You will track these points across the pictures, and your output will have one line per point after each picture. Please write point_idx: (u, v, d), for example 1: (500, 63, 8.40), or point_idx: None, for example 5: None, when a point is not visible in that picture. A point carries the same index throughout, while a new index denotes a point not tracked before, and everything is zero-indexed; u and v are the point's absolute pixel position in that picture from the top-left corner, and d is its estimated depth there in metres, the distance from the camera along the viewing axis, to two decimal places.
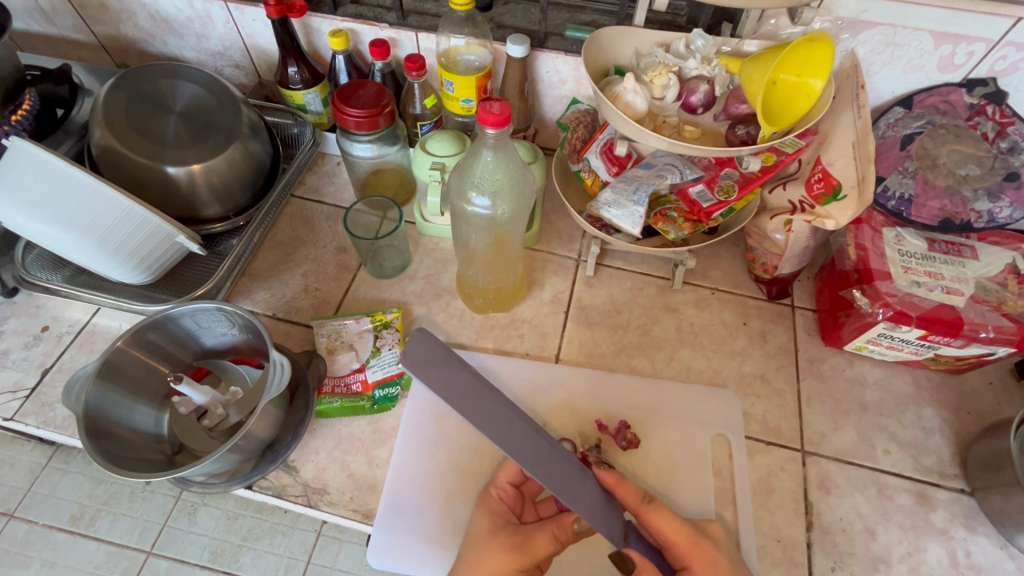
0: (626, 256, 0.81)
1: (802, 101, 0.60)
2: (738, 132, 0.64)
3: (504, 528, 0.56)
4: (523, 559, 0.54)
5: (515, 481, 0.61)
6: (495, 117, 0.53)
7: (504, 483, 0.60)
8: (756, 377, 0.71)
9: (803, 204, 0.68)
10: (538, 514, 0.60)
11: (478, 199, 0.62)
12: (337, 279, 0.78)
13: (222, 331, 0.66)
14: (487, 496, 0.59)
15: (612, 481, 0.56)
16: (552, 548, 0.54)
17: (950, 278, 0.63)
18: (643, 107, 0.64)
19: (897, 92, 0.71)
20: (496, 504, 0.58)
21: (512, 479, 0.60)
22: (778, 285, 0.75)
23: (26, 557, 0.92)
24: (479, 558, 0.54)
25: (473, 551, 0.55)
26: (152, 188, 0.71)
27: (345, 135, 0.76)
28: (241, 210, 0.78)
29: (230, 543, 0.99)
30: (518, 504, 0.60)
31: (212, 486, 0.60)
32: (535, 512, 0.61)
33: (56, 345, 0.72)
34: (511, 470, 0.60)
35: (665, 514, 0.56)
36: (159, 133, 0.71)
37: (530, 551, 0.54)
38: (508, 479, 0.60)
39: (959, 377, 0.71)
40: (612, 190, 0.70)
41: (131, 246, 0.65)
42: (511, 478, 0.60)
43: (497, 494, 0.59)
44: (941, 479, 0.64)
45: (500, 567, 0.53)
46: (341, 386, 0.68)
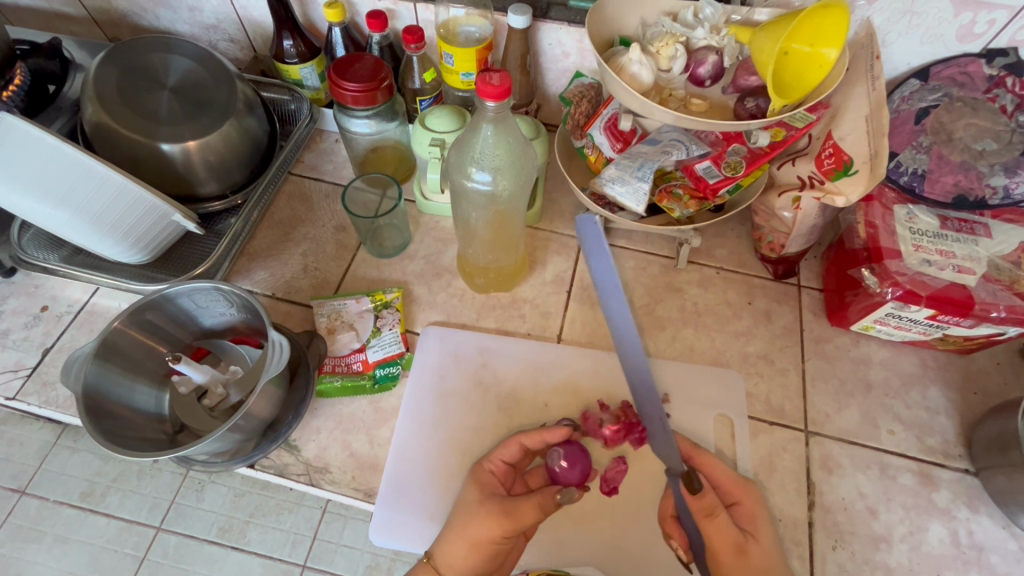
0: (629, 235, 0.80)
1: (815, 73, 0.57)
2: (747, 106, 0.61)
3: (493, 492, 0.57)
4: (507, 525, 0.55)
5: (510, 460, 0.60)
6: (495, 89, 0.51)
7: (498, 460, 0.60)
8: (760, 357, 0.70)
9: (812, 179, 0.65)
10: (527, 486, 0.61)
11: (478, 174, 0.60)
12: (336, 258, 0.77)
13: (220, 310, 0.65)
14: (484, 465, 0.59)
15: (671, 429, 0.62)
16: (535, 518, 0.56)
17: (962, 257, 0.61)
18: (649, 79, 0.62)
19: (913, 63, 0.69)
20: (487, 478, 0.58)
21: (506, 457, 0.60)
22: (784, 265, 0.74)
23: (40, 531, 0.93)
24: (466, 517, 0.55)
25: (460, 520, 0.55)
26: (147, 166, 0.69)
27: (344, 111, 0.75)
28: (239, 187, 0.76)
29: (237, 519, 1.00)
30: (509, 479, 0.60)
31: (214, 464, 0.60)
32: (525, 485, 0.61)
33: (56, 324, 0.72)
34: (509, 449, 0.60)
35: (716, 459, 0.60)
36: (152, 109, 0.69)
37: (516, 521, 0.55)
38: (503, 457, 0.60)
39: (966, 358, 0.70)
40: (616, 166, 0.68)
41: (126, 224, 0.64)
42: (506, 456, 0.60)
43: (491, 468, 0.59)
44: (946, 459, 0.64)
45: (485, 533, 0.54)
46: (342, 366, 0.68)
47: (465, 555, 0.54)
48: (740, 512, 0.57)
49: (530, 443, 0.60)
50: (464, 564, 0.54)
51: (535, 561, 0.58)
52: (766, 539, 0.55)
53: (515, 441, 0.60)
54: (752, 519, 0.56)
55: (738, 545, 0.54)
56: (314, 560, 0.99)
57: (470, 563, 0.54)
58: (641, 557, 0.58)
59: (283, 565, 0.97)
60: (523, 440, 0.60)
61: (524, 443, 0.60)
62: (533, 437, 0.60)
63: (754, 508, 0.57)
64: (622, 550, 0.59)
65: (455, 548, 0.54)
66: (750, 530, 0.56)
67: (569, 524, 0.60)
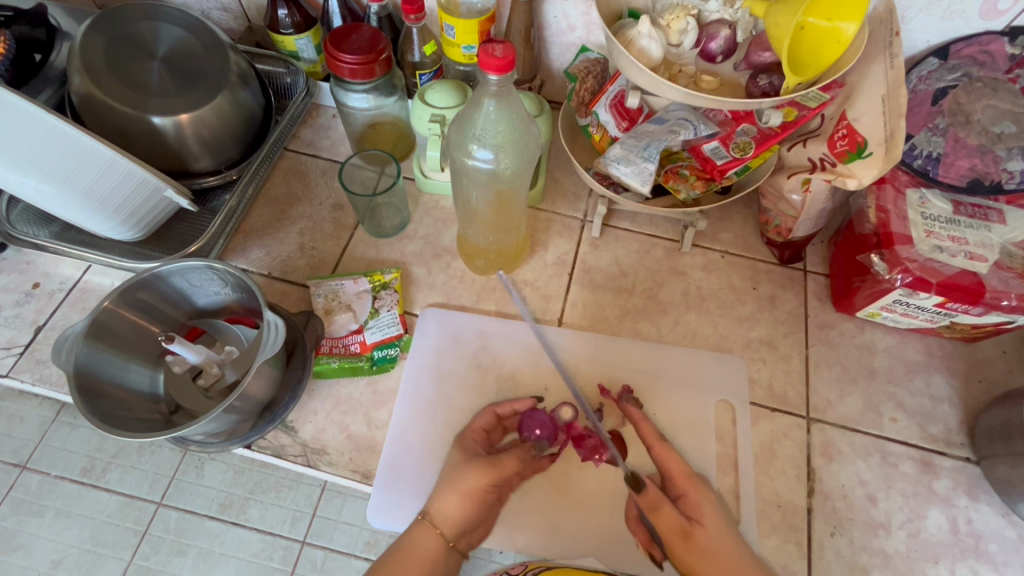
0: (633, 217, 0.78)
1: (831, 49, 0.55)
2: (760, 83, 0.58)
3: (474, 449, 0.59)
4: (494, 475, 0.56)
5: (487, 428, 0.61)
6: (498, 62, 0.49)
7: (477, 429, 0.61)
8: (763, 343, 0.69)
9: (823, 162, 0.64)
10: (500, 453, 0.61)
11: (479, 152, 0.58)
12: (333, 237, 0.76)
13: (215, 289, 0.64)
14: (470, 427, 0.61)
15: (636, 416, 0.61)
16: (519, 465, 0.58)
17: (974, 243, 0.59)
18: (658, 54, 0.59)
19: (933, 41, 0.66)
20: (473, 438, 0.60)
21: (482, 424, 0.61)
22: (790, 249, 0.72)
23: (40, 505, 0.95)
24: (452, 472, 0.56)
25: (450, 476, 0.56)
26: (137, 140, 0.67)
27: (341, 85, 0.72)
28: (234, 163, 0.74)
29: (237, 496, 0.99)
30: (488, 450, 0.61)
31: (210, 445, 0.59)
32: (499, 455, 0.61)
33: (48, 302, 0.71)
34: (485, 417, 0.61)
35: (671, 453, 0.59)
36: (142, 81, 0.66)
37: (499, 469, 0.57)
38: (480, 424, 0.61)
39: (972, 346, 0.69)
40: (622, 146, 0.66)
41: (115, 202, 0.63)
42: (484, 424, 0.61)
43: (470, 431, 0.61)
44: (947, 447, 0.63)
45: (475, 482, 0.55)
46: (339, 347, 0.66)
47: (460, 507, 0.54)
48: (685, 502, 0.56)
49: (502, 411, 0.63)
50: (458, 513, 0.54)
51: (534, 544, 0.58)
52: (713, 525, 0.53)
53: (489, 408, 0.62)
54: (696, 506, 0.55)
55: (682, 528, 0.54)
56: (313, 536, 0.99)
57: (465, 514, 0.54)
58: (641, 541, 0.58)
59: (283, 540, 0.98)
60: (496, 408, 0.62)
61: (498, 411, 0.62)
62: (506, 404, 0.63)
63: (699, 497, 0.56)
64: (622, 536, 0.59)
65: (450, 504, 0.54)
66: (697, 519, 0.54)
67: (568, 507, 0.60)
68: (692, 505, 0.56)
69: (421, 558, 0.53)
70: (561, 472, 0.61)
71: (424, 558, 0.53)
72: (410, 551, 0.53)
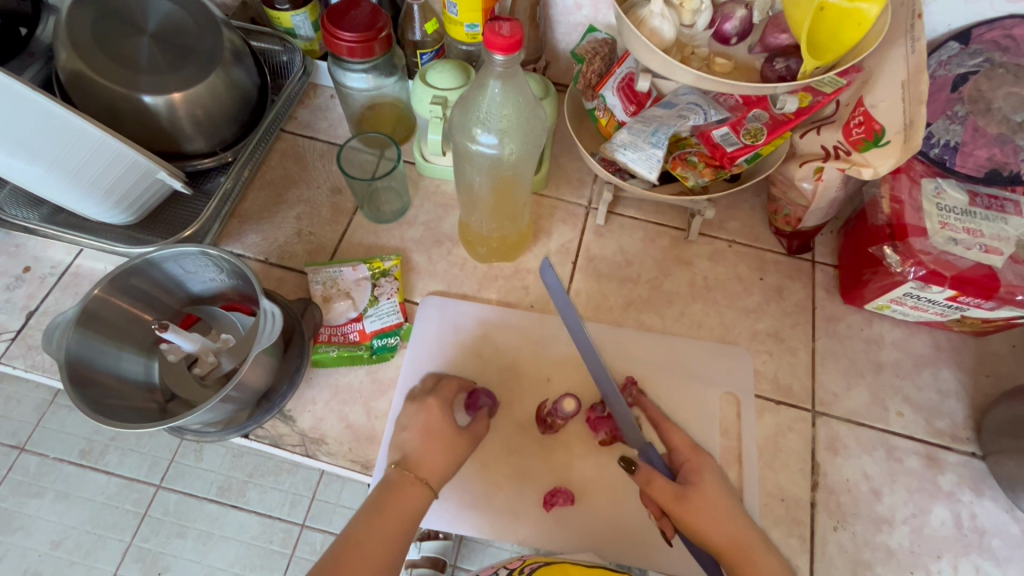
0: (639, 204, 0.76)
1: (852, 30, 0.52)
2: (776, 67, 0.56)
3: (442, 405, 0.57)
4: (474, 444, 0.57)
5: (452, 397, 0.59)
6: (505, 41, 0.47)
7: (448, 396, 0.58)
8: (769, 335, 0.68)
9: (838, 149, 0.62)
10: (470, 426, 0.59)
11: (483, 136, 0.56)
12: (332, 222, 0.74)
13: (210, 276, 0.62)
14: (439, 387, 0.59)
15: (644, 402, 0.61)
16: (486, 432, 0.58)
17: (989, 236, 0.58)
18: (671, 35, 0.57)
19: (954, 24, 0.64)
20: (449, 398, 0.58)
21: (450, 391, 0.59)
22: (799, 239, 0.71)
23: (41, 486, 0.95)
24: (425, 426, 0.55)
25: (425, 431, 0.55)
26: (128, 119, 0.65)
27: (339, 63, 0.69)
28: (229, 144, 0.72)
29: (236, 479, 0.99)
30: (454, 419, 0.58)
31: (207, 434, 0.58)
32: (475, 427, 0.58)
33: (39, 286, 0.69)
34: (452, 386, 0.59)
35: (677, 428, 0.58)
36: (132, 58, 0.64)
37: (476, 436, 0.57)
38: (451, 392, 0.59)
39: (981, 340, 0.67)
40: (629, 131, 0.64)
41: (105, 184, 0.60)
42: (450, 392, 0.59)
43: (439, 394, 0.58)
44: (953, 442, 0.62)
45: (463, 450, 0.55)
46: (338, 335, 0.65)
47: (441, 456, 0.54)
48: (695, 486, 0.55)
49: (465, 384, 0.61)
50: (438, 461, 0.53)
51: (536, 536, 0.58)
52: (711, 488, 0.52)
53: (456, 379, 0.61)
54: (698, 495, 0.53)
55: (675, 493, 0.52)
56: (312, 519, 0.99)
57: (446, 461, 0.54)
58: (642, 531, 0.58)
59: (283, 523, 0.98)
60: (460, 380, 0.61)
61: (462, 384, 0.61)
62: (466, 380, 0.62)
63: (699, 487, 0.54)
64: (624, 528, 0.58)
65: (430, 453, 0.53)
66: (694, 482, 0.53)
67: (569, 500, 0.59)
68: (692, 472, 0.54)
69: (404, 509, 0.50)
70: (562, 463, 0.60)
71: (406, 513, 0.50)
72: (391, 505, 0.50)
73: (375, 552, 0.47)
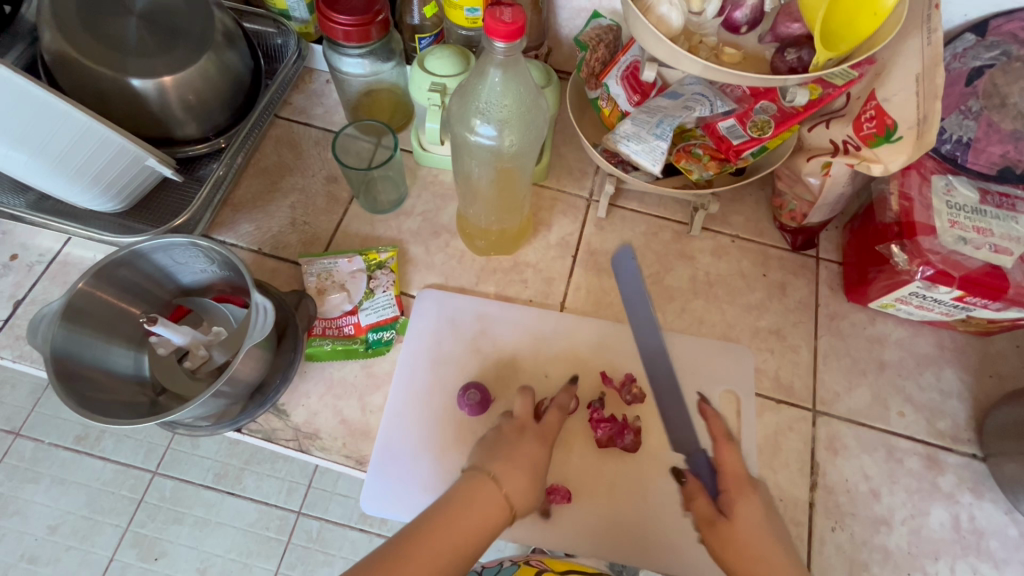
0: (642, 197, 0.75)
1: (867, 21, 0.50)
2: (788, 58, 0.54)
3: (528, 421, 0.56)
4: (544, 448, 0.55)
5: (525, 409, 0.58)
6: (506, 28, 0.45)
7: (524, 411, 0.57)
8: (771, 332, 0.67)
9: (847, 144, 0.61)
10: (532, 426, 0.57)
11: (482, 127, 0.55)
12: (326, 212, 0.72)
13: (200, 267, 0.61)
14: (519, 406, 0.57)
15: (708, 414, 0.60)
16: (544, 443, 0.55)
17: (1000, 235, 0.56)
18: (678, 23, 0.54)
19: (971, 15, 0.62)
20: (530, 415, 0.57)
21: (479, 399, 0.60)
22: (804, 235, 0.69)
23: (36, 472, 0.94)
24: (514, 442, 0.53)
25: (509, 444, 0.53)
26: (115, 102, 0.63)
27: (333, 47, 0.67)
28: (222, 130, 0.70)
29: (232, 466, 0.99)
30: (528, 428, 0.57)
31: (199, 428, 0.57)
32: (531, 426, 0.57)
33: (27, 275, 0.68)
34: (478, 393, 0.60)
35: (734, 450, 0.55)
36: (118, 39, 0.62)
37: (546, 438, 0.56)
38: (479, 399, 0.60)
39: (985, 340, 0.66)
40: (632, 122, 0.62)
41: (93, 171, 0.59)
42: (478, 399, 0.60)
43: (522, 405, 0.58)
44: (954, 444, 0.62)
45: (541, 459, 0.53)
46: (332, 329, 0.64)
47: (523, 472, 0.51)
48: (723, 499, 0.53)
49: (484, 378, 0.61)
50: (522, 480, 0.50)
51: (533, 534, 0.57)
52: (742, 524, 0.50)
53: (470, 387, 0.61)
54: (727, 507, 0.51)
55: (709, 517, 0.52)
56: (308, 507, 0.99)
57: (532, 487, 0.51)
58: (639, 530, 0.57)
59: (280, 511, 0.98)
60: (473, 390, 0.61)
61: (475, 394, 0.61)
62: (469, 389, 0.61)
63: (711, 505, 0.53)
64: (620, 526, 0.57)
65: (515, 468, 0.51)
66: (727, 513, 0.51)
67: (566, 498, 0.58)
68: (727, 500, 0.52)
69: (482, 514, 0.47)
70: (560, 461, 0.60)
71: (482, 516, 0.47)
72: (467, 507, 0.47)
73: (440, 552, 0.44)
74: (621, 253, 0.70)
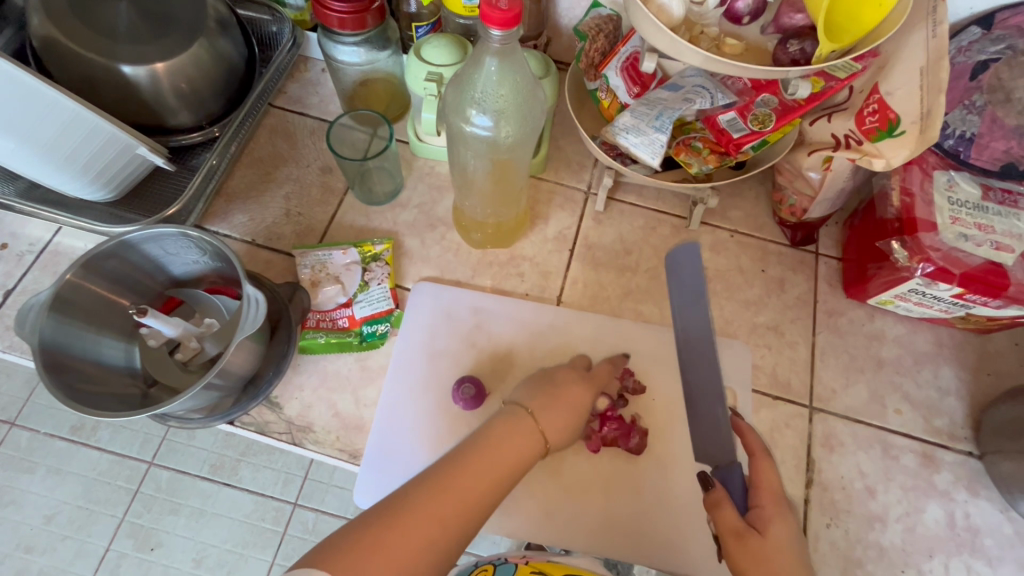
0: (640, 190, 0.74)
1: (871, 13, 0.50)
2: (790, 49, 0.53)
3: (572, 368, 0.57)
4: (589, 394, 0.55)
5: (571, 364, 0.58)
6: (502, 15, 0.44)
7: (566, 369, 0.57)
8: (769, 328, 0.66)
9: (849, 139, 0.59)
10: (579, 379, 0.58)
11: (478, 118, 0.54)
12: (321, 203, 0.71)
13: (192, 258, 0.60)
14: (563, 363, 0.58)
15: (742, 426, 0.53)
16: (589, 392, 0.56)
17: (1002, 232, 0.55)
18: (679, 12, 0.53)
19: (977, 8, 0.61)
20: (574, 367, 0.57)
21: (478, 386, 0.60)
22: (804, 230, 0.69)
23: (31, 462, 0.93)
24: (556, 386, 0.54)
25: (550, 386, 0.53)
26: (106, 90, 0.62)
27: (329, 35, 0.66)
28: (216, 119, 0.69)
29: (229, 457, 0.98)
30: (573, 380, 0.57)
31: (191, 420, 0.56)
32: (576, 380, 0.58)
33: (17, 265, 0.67)
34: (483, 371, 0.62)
35: (772, 465, 0.49)
36: (108, 25, 0.61)
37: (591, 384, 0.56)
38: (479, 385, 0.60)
39: (983, 337, 0.66)
40: (631, 114, 0.61)
41: (84, 158, 0.58)
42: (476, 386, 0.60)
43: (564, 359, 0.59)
44: (950, 441, 0.62)
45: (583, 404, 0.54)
46: (326, 321, 0.63)
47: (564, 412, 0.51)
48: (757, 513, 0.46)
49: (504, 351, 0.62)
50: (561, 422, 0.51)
51: (527, 529, 0.57)
52: (777, 541, 0.44)
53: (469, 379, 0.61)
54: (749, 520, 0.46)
55: (736, 529, 0.45)
56: (304, 498, 0.99)
57: (569, 427, 0.51)
58: (634, 524, 0.57)
59: (276, 502, 0.98)
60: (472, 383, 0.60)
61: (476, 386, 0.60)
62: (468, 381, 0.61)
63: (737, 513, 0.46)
64: (614, 521, 0.57)
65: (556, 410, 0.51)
66: (759, 529, 0.45)
67: (561, 493, 0.58)
68: (760, 515, 0.46)
69: (518, 451, 0.46)
70: (556, 456, 0.59)
71: (517, 454, 0.46)
72: (504, 441, 0.46)
73: (482, 476, 0.43)
74: (683, 250, 0.54)
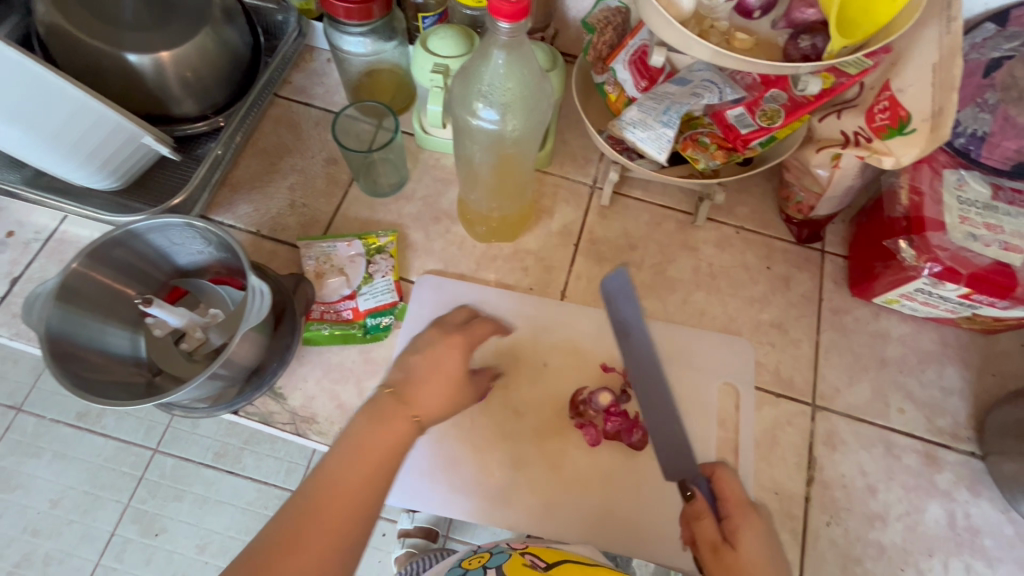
0: (646, 185, 0.73)
1: (884, 8, 0.49)
2: (801, 44, 0.52)
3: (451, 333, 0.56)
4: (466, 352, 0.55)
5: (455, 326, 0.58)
6: (512, 8, 0.44)
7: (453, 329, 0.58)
8: (773, 326, 0.66)
9: (859, 136, 0.59)
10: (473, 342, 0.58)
11: (484, 111, 0.53)
12: (326, 195, 0.71)
13: (197, 248, 0.60)
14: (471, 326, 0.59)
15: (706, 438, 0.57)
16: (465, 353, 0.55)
17: (1011, 232, 0.55)
18: (689, 6, 0.53)
19: (992, 4, 0.60)
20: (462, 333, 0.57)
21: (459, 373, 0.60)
22: (810, 227, 0.69)
23: (39, 446, 0.94)
24: (431, 358, 0.53)
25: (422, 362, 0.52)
26: (111, 78, 0.62)
27: (334, 25, 0.66)
28: (221, 108, 0.69)
29: (232, 445, 0.99)
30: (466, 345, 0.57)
31: (195, 410, 0.57)
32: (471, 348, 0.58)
33: (24, 252, 0.67)
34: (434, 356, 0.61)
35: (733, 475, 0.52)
36: (114, 14, 0.61)
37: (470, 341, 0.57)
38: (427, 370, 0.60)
39: (990, 338, 0.66)
40: (639, 108, 0.61)
41: (89, 148, 0.58)
42: None
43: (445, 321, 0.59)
44: (953, 441, 0.61)
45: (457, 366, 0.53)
46: (331, 313, 0.64)
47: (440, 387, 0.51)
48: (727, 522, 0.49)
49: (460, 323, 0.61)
50: (434, 395, 0.50)
51: (527, 522, 0.57)
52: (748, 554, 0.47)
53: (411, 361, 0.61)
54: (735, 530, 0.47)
55: (712, 542, 0.48)
56: None
57: (441, 400, 0.50)
58: (633, 519, 0.57)
59: (278, 490, 0.99)
60: None
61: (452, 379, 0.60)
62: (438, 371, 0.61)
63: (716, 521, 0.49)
64: (613, 516, 0.58)
65: (427, 383, 0.50)
66: (731, 542, 0.48)
67: (560, 487, 0.58)
68: (729, 525, 0.49)
69: (387, 445, 0.45)
70: (556, 450, 0.59)
71: (388, 448, 0.45)
72: (368, 439, 0.45)
73: (352, 483, 0.43)
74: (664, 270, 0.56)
